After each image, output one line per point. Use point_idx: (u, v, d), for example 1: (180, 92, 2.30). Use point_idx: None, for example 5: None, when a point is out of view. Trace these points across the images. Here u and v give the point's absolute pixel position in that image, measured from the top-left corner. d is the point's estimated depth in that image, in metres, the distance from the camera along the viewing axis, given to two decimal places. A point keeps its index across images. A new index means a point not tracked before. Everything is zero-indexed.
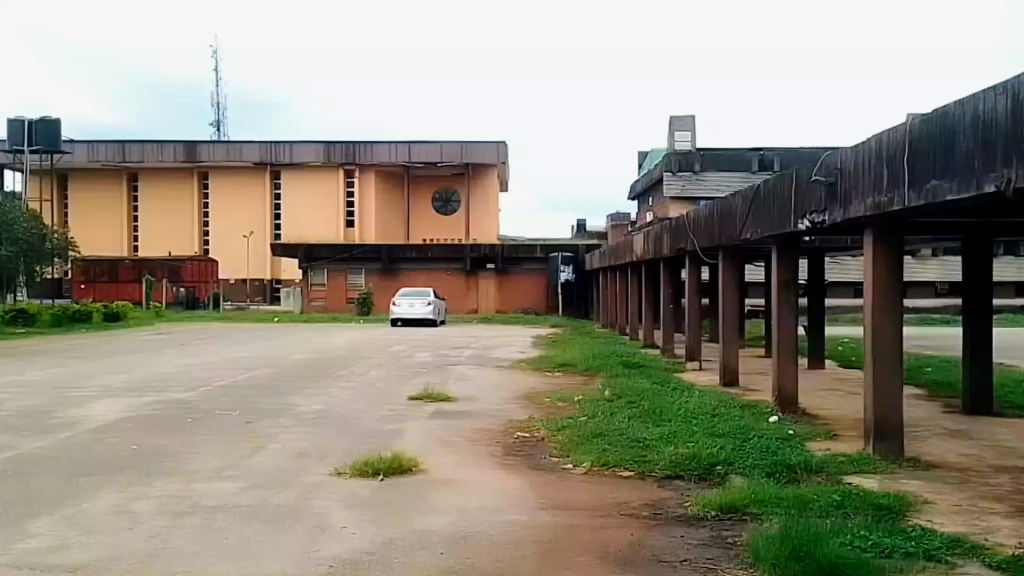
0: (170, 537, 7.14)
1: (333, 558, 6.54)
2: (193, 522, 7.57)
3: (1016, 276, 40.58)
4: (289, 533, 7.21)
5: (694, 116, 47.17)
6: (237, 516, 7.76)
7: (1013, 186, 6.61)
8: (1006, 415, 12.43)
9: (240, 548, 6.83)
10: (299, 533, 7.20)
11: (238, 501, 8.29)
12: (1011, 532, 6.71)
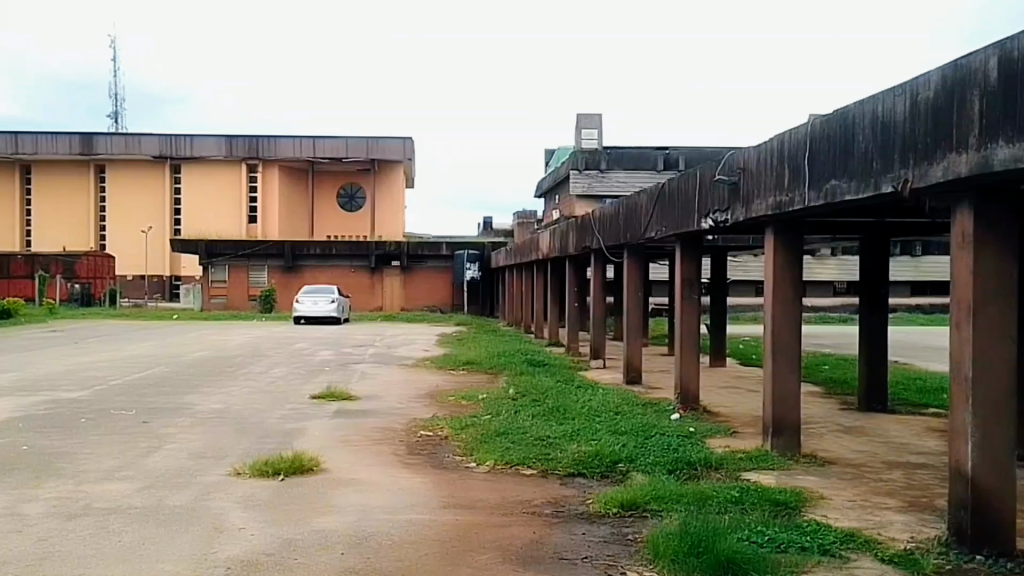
0: (55, 540, 6.56)
1: (228, 559, 6.12)
2: (82, 524, 7.00)
3: (907, 277, 42.31)
4: (183, 534, 6.73)
5: (603, 116, 47.31)
6: (130, 517, 7.22)
7: (909, 187, 6.69)
8: (896, 412, 12.81)
9: (129, 550, 6.32)
10: (193, 534, 6.73)
11: (131, 502, 7.73)
12: (903, 527, 6.81)
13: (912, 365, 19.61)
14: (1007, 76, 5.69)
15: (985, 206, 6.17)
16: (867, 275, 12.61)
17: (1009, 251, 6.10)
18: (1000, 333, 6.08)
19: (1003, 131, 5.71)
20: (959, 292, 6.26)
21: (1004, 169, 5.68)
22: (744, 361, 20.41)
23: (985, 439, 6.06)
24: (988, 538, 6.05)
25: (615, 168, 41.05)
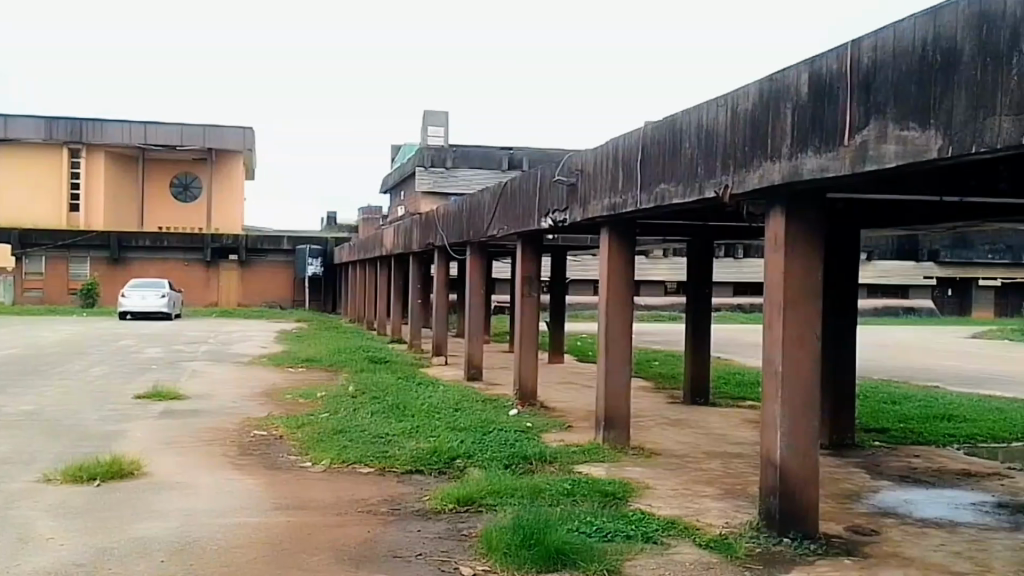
0: None
1: (34, 572, 5.68)
2: None
3: (733, 278, 44.79)
4: None
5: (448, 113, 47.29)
6: None
7: (730, 192, 7.09)
8: (719, 405, 13.53)
9: None
10: None
11: None
12: (719, 513, 7.20)
13: (733, 361, 20.80)
14: (817, 92, 6.13)
15: (797, 210, 6.60)
16: (695, 275, 13.21)
17: (816, 253, 6.57)
18: (807, 329, 6.53)
19: (811, 143, 6.15)
20: (772, 289, 6.69)
21: (813, 177, 6.13)
22: (582, 357, 21.00)
23: (794, 429, 6.50)
24: (794, 520, 6.51)
25: (462, 166, 41.08)
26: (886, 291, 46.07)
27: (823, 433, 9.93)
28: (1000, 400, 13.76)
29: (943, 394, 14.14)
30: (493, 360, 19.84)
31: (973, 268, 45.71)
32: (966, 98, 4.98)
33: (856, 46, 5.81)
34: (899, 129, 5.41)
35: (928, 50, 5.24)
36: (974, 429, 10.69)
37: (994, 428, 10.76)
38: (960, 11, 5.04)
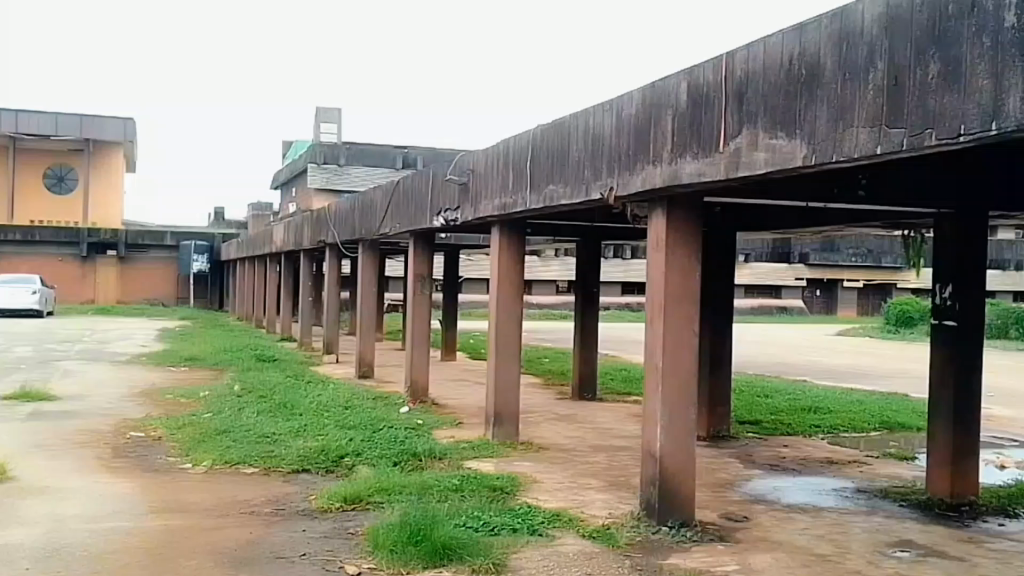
0: None
1: None
2: None
3: (620, 278, 45.80)
4: None
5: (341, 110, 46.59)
6: None
7: (614, 194, 7.33)
8: (605, 400, 13.91)
9: None
10: None
11: None
12: (602, 504, 7.45)
13: (620, 357, 21.36)
14: (695, 100, 6.43)
15: (677, 212, 6.89)
16: (583, 273, 13.55)
17: (693, 253, 6.87)
18: (685, 327, 6.83)
19: (690, 148, 6.45)
20: (653, 289, 6.94)
21: (691, 181, 6.42)
22: (473, 355, 21.13)
23: (673, 422, 6.80)
24: (673, 509, 6.80)
25: (355, 164, 40.62)
26: (764, 291, 48.06)
27: (700, 426, 10.37)
28: (863, 392, 14.64)
29: (812, 387, 14.95)
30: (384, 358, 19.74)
31: (842, 269, 48.12)
32: (827, 110, 5.33)
33: (731, 58, 6.13)
34: (769, 138, 5.74)
35: (794, 65, 5.58)
36: (839, 420, 11.36)
37: (857, 419, 11.47)
38: (823, 28, 5.39)
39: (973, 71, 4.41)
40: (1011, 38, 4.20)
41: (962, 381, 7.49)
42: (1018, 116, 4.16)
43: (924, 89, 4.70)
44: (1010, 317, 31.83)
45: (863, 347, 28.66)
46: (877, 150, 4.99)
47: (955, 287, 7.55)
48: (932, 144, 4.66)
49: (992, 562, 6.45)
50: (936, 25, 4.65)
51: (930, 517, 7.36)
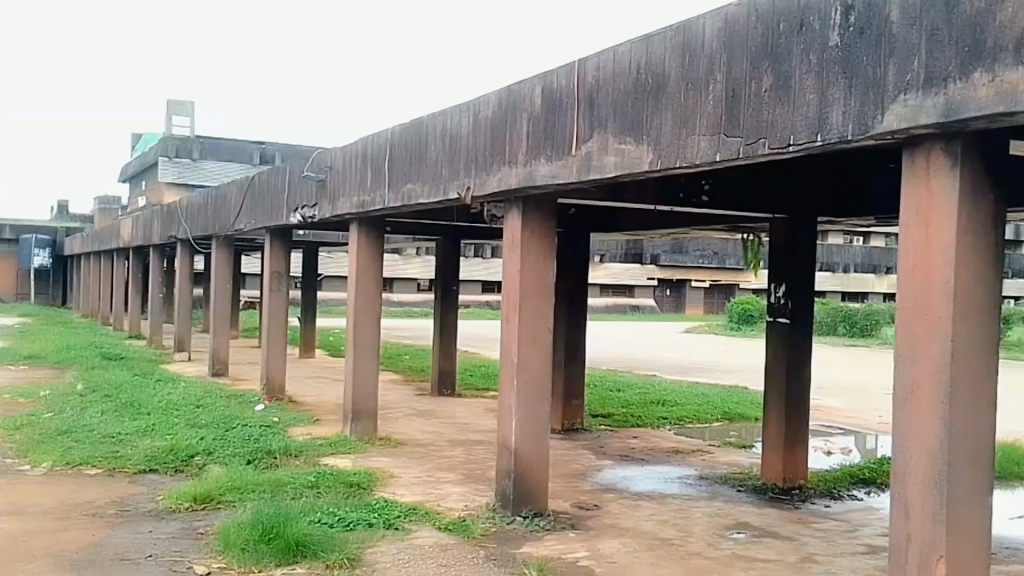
0: None
1: None
2: None
3: (482, 276, 46.08)
4: None
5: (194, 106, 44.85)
6: None
7: (471, 194, 7.50)
8: (464, 395, 14.09)
9: None
10: None
11: None
12: (458, 497, 7.59)
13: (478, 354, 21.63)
14: (549, 104, 6.69)
15: (531, 213, 7.11)
16: (443, 272, 13.70)
17: (547, 251, 7.11)
18: (539, 325, 7.07)
19: (544, 151, 6.69)
20: (509, 286, 7.15)
21: (545, 183, 6.67)
22: (332, 353, 20.91)
23: (527, 415, 7.03)
24: (526, 500, 7.03)
25: (208, 159, 38.36)
26: (618, 290, 49.46)
27: (555, 419, 10.69)
28: (706, 385, 15.43)
29: (658, 381, 15.63)
30: (239, 356, 19.21)
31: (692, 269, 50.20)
32: (673, 118, 5.62)
33: (582, 66, 6.40)
34: (619, 143, 6.04)
35: (642, 74, 5.87)
36: (683, 412, 11.95)
37: (700, 411, 12.09)
38: (667, 40, 5.69)
39: (801, 86, 4.72)
40: (835, 56, 4.52)
41: (794, 374, 8.08)
42: (839, 129, 4.49)
43: (758, 101, 5.00)
44: (839, 315, 34.09)
45: (704, 343, 30.02)
46: (717, 157, 5.28)
47: (787, 286, 8.13)
48: (765, 153, 4.96)
49: (818, 541, 6.99)
50: (768, 42, 4.94)
51: (764, 500, 7.89)
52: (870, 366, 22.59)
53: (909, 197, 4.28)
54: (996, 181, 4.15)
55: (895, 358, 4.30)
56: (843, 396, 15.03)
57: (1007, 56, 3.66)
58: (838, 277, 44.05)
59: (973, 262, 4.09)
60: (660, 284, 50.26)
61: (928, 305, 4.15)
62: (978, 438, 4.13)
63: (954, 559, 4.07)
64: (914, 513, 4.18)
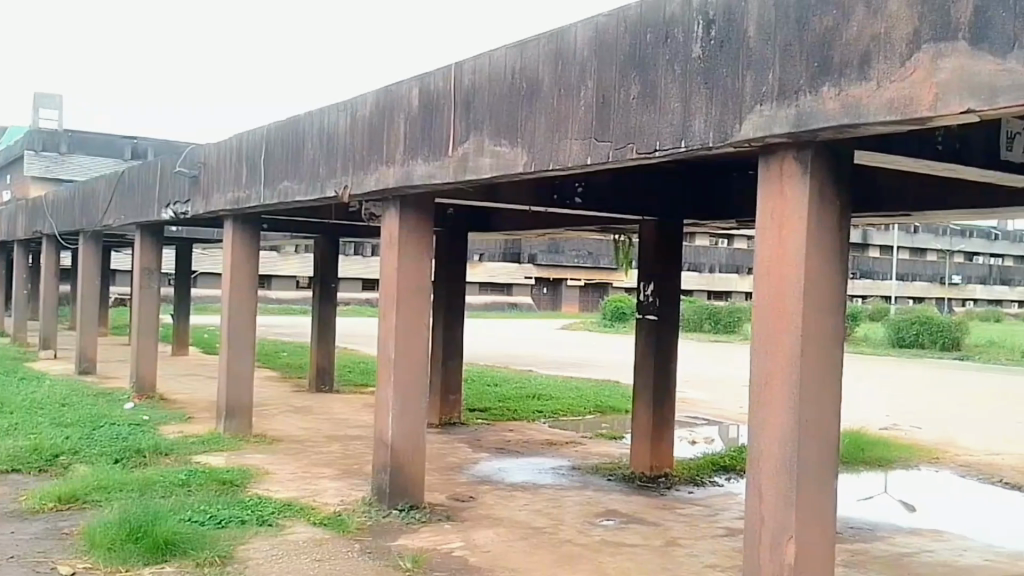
0: None
1: None
2: None
3: (363, 273, 45.60)
4: None
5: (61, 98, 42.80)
6: None
7: (349, 192, 7.59)
8: (343, 391, 14.11)
9: None
10: None
11: None
12: (334, 492, 7.66)
13: (357, 351, 21.57)
14: (426, 105, 6.84)
15: (409, 211, 7.24)
16: (322, 269, 13.66)
17: (424, 252, 7.25)
18: (418, 318, 7.23)
19: (421, 152, 6.85)
20: (386, 285, 7.27)
21: (422, 182, 6.83)
22: (208, 350, 20.45)
23: (402, 412, 7.16)
24: (402, 493, 7.17)
25: (77, 154, 36.56)
26: (497, 288, 49.92)
27: (432, 414, 10.85)
28: (580, 380, 15.91)
29: (534, 376, 16.01)
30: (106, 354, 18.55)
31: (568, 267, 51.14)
32: (546, 122, 5.73)
33: (459, 69, 6.57)
34: (494, 145, 6.19)
35: (517, 78, 6.00)
36: (558, 405, 12.31)
37: (574, 404, 12.49)
38: (541, 47, 5.80)
39: (666, 94, 4.77)
40: (697, 66, 4.58)
41: (662, 367, 8.53)
42: (701, 136, 4.56)
43: (626, 107, 5.05)
44: (705, 313, 35.44)
45: (573, 340, 30.66)
46: (587, 161, 5.34)
47: (657, 285, 8.54)
48: (633, 158, 5.02)
49: (682, 525, 7.39)
50: (636, 51, 4.98)
51: (632, 488, 8.27)
52: (725, 360, 23.66)
53: (765, 201, 4.51)
54: (844, 187, 4.41)
55: (751, 354, 4.54)
56: (704, 388, 15.80)
57: (852, 71, 3.79)
58: (708, 278, 45.78)
59: (821, 265, 4.33)
60: (540, 283, 51.00)
61: (782, 304, 4.38)
62: (826, 427, 4.41)
63: (802, 540, 4.34)
64: (768, 497, 4.44)
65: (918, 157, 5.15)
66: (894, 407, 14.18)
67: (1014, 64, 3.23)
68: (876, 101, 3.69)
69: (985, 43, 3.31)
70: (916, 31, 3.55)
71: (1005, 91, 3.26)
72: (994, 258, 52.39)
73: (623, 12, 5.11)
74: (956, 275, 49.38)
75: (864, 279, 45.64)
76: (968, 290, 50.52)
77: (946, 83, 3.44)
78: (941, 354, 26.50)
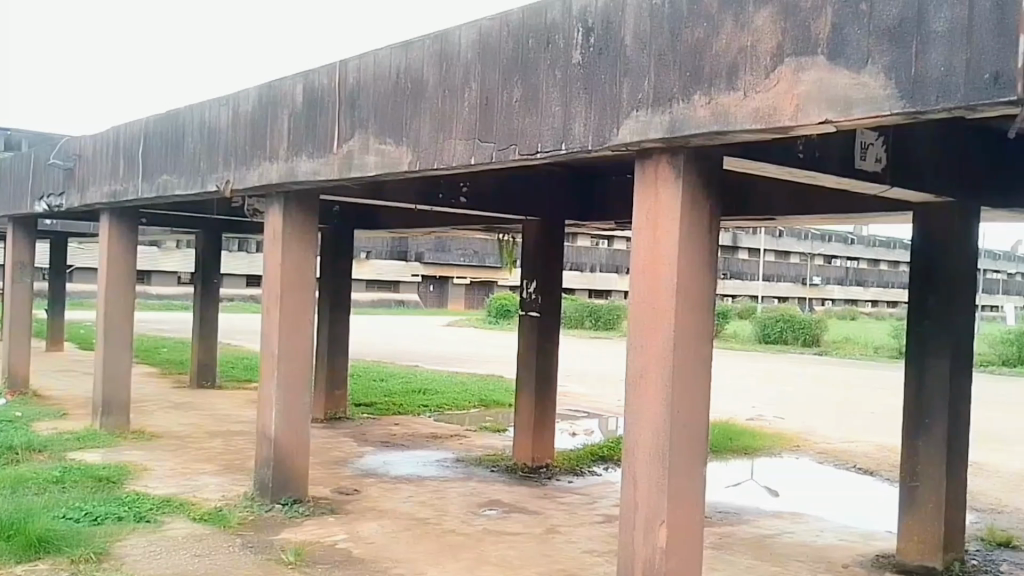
0: None
1: None
2: None
3: (247, 270, 44.56)
4: None
5: None
6: None
7: (230, 187, 7.57)
8: (225, 387, 13.89)
9: None
10: None
11: None
12: (216, 488, 7.61)
13: (238, 347, 21.22)
14: (311, 101, 6.91)
15: (292, 208, 7.29)
16: (203, 265, 13.43)
17: (308, 247, 7.29)
18: (303, 315, 7.28)
19: (305, 149, 6.92)
20: (270, 279, 7.28)
21: (306, 178, 6.90)
22: (82, 345, 19.70)
23: (285, 408, 7.19)
24: (285, 487, 7.20)
25: None
26: (385, 285, 49.60)
27: (318, 409, 10.84)
28: (464, 375, 16.18)
29: (419, 371, 16.18)
30: None
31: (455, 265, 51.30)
32: (431, 121, 5.88)
33: (344, 67, 6.65)
34: (378, 143, 6.32)
35: (402, 78, 6.12)
36: (442, 399, 12.52)
37: (459, 398, 12.71)
38: (425, 48, 5.93)
39: (547, 98, 4.97)
40: (577, 72, 4.78)
41: (543, 362, 8.84)
42: (581, 139, 4.75)
43: (510, 110, 5.23)
44: (585, 310, 36.26)
45: (456, 335, 30.84)
46: (472, 161, 5.51)
47: (538, 284, 8.86)
48: (516, 159, 5.20)
49: (561, 513, 7.68)
50: (518, 56, 5.17)
51: (514, 479, 8.53)
52: (602, 355, 24.33)
53: (641, 204, 4.68)
54: (715, 191, 4.61)
55: (628, 348, 4.72)
56: (582, 382, 16.31)
57: (721, 81, 4.01)
58: (590, 278, 46.91)
59: (693, 264, 4.53)
60: (427, 281, 50.93)
61: (656, 300, 4.57)
62: (696, 417, 4.61)
63: (674, 525, 4.53)
64: (641, 486, 4.62)
65: (781, 164, 5.06)
66: (758, 399, 15.01)
67: (867, 79, 3.49)
68: (744, 110, 3.92)
69: (841, 58, 3.55)
70: (779, 45, 3.78)
71: (859, 104, 3.51)
72: (853, 261, 55.59)
73: (507, 17, 5.30)
74: (817, 277, 52.26)
75: (734, 279, 47.71)
76: (829, 291, 53.47)
77: (806, 94, 3.68)
78: (800, 350, 28.04)
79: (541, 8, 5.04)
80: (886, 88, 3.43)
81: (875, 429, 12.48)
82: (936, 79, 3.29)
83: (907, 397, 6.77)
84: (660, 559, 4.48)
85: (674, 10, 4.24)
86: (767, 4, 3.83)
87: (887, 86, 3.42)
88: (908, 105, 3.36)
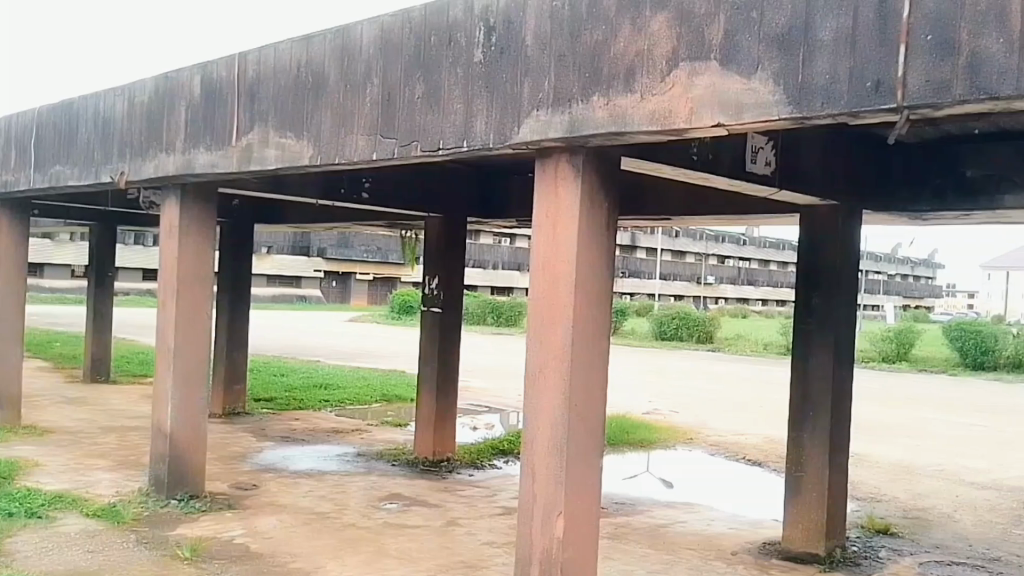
0: None
1: None
2: None
3: (143, 263, 43.16)
4: None
5: None
6: None
7: (125, 179, 7.43)
8: (120, 382, 13.49)
9: None
10: None
11: None
12: (110, 483, 7.45)
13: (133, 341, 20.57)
14: (209, 93, 6.83)
15: (190, 201, 7.20)
16: (97, 258, 13.06)
17: (206, 241, 7.22)
18: (200, 309, 7.19)
19: (203, 141, 6.85)
20: (166, 273, 7.16)
21: (204, 170, 6.83)
22: None
23: (182, 404, 7.09)
24: (181, 483, 7.10)
25: None
26: (287, 281, 48.72)
27: (216, 404, 10.70)
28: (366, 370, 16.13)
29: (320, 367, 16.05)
30: None
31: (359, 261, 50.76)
32: (332, 115, 5.90)
33: (243, 59, 6.60)
34: (278, 137, 6.31)
35: (303, 71, 6.13)
36: (344, 394, 12.49)
37: (361, 393, 12.70)
38: (327, 42, 5.96)
39: (448, 96, 5.07)
40: (478, 71, 4.90)
41: (444, 357, 8.95)
42: (482, 137, 4.88)
43: (411, 106, 5.31)
44: (488, 307, 36.44)
45: (357, 331, 30.59)
46: (374, 156, 5.58)
47: (441, 280, 8.97)
48: (417, 155, 5.29)
49: (462, 506, 7.80)
50: (420, 53, 5.25)
51: (416, 473, 8.61)
52: (504, 351, 24.53)
53: (541, 203, 4.82)
54: (610, 190, 4.79)
55: (527, 342, 4.85)
56: (482, 378, 16.44)
57: (619, 83, 4.20)
58: (492, 275, 47.18)
59: (590, 259, 4.71)
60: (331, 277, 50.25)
61: (555, 296, 4.72)
62: (591, 410, 4.78)
63: (570, 513, 4.68)
64: (540, 477, 4.76)
65: (676, 165, 5.29)
66: (652, 393, 15.48)
67: (757, 84, 3.72)
68: (640, 111, 4.12)
69: (734, 63, 3.78)
70: (674, 50, 3.99)
71: (750, 108, 3.74)
72: (747, 262, 57.46)
73: (408, 14, 5.37)
74: (712, 277, 53.84)
75: (633, 278, 48.81)
76: (724, 292, 55.18)
77: (699, 97, 3.90)
78: (693, 346, 28.88)
79: (441, 6, 5.13)
80: (774, 93, 3.67)
81: (760, 422, 13.03)
82: (823, 85, 3.54)
83: (793, 394, 7.14)
84: (557, 548, 4.63)
85: (573, 13, 4.41)
86: (664, 9, 4.03)
87: (775, 92, 3.66)
88: (795, 109, 3.62)
